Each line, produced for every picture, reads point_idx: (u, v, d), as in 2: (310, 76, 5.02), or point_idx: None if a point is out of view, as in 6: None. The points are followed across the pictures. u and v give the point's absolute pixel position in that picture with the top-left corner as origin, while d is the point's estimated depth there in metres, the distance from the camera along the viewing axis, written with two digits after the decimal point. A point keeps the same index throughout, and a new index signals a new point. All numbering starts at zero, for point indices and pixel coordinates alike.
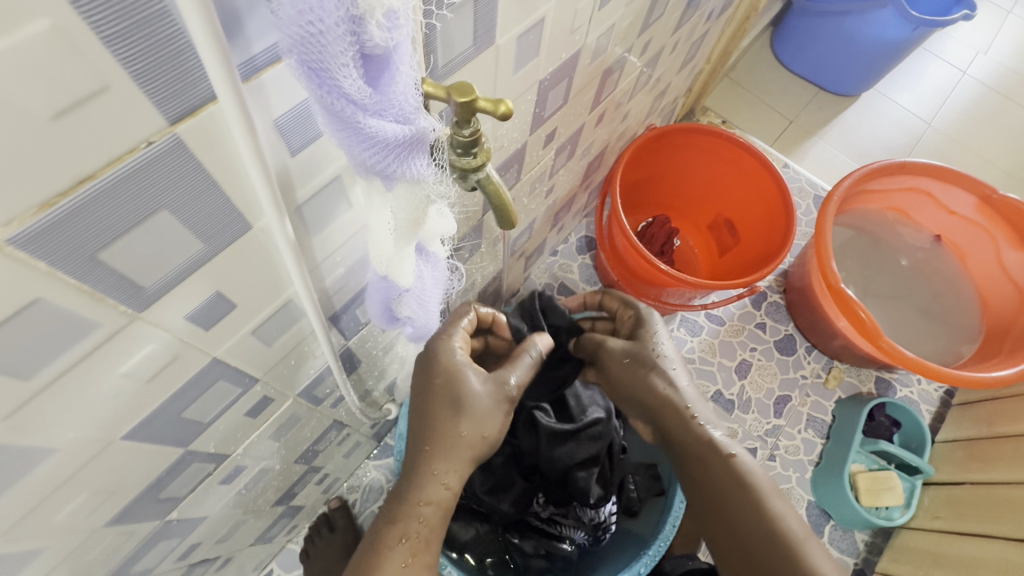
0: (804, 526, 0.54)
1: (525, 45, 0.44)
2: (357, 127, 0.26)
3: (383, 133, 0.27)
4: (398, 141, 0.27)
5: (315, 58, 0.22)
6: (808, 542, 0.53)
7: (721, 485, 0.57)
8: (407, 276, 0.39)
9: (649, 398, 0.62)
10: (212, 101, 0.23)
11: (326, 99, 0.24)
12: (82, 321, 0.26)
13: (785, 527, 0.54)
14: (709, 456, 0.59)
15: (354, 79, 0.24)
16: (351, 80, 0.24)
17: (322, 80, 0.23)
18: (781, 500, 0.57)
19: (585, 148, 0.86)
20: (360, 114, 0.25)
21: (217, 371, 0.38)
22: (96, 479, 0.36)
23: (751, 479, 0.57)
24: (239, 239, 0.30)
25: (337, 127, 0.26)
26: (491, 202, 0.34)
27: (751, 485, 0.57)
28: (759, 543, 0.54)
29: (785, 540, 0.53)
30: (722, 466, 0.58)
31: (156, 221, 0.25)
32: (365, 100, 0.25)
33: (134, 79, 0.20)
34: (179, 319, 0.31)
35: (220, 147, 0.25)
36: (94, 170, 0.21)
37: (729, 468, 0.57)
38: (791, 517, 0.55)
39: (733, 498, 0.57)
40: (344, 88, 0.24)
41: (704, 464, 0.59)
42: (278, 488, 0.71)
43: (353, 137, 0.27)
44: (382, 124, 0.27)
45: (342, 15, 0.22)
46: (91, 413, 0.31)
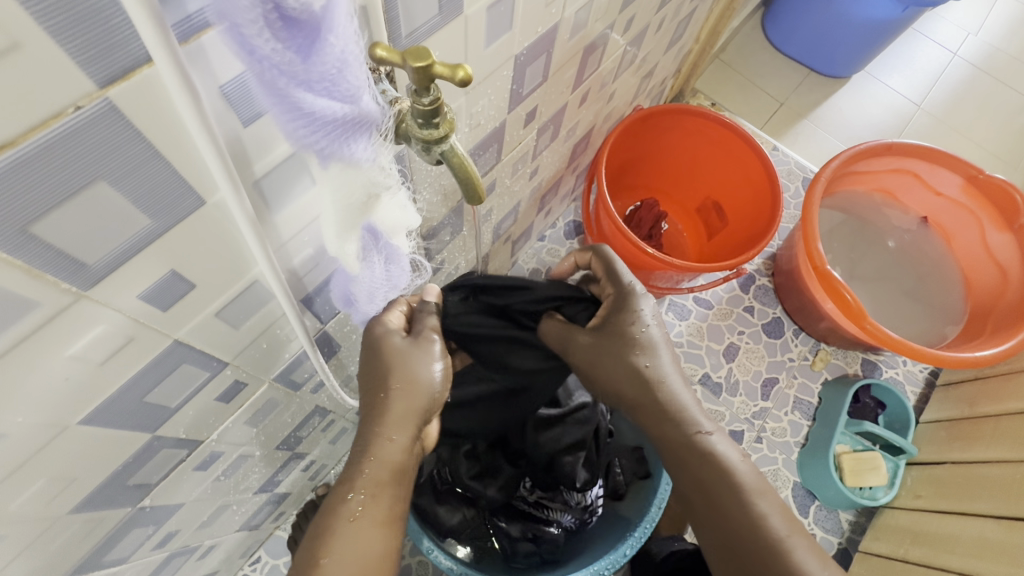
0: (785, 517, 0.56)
1: (497, 17, 0.43)
2: (285, 99, 0.25)
3: (313, 106, 0.26)
4: (330, 117, 0.27)
5: (233, 19, 0.22)
6: (793, 541, 0.55)
7: (709, 483, 0.58)
8: (354, 267, 0.39)
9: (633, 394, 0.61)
10: (146, 63, 0.22)
11: (250, 69, 0.24)
12: (19, 298, 0.24)
13: (771, 526, 0.55)
14: (695, 450, 0.59)
15: (277, 47, 0.23)
16: (274, 46, 0.23)
17: (243, 48, 0.23)
18: (771, 500, 0.58)
19: (569, 129, 0.84)
20: (287, 83, 0.25)
21: (181, 354, 0.37)
22: (55, 464, 0.35)
23: (733, 471, 0.58)
24: (191, 215, 0.29)
25: (266, 98, 0.25)
26: (456, 175, 0.33)
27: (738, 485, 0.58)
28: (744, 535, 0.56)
29: (769, 539, 0.55)
30: (706, 459, 0.59)
31: (93, 193, 0.24)
32: (293, 71, 0.24)
33: (50, 36, 0.19)
34: (130, 299, 0.30)
35: (160, 112, 0.23)
36: (15, 135, 0.20)
37: (717, 467, 0.58)
38: (774, 515, 0.56)
39: (720, 497, 0.58)
40: (266, 57, 0.23)
41: (691, 462, 0.60)
42: (260, 475, 0.70)
43: (283, 110, 0.26)
44: (313, 97, 0.26)
45: None
46: (38, 397, 0.30)
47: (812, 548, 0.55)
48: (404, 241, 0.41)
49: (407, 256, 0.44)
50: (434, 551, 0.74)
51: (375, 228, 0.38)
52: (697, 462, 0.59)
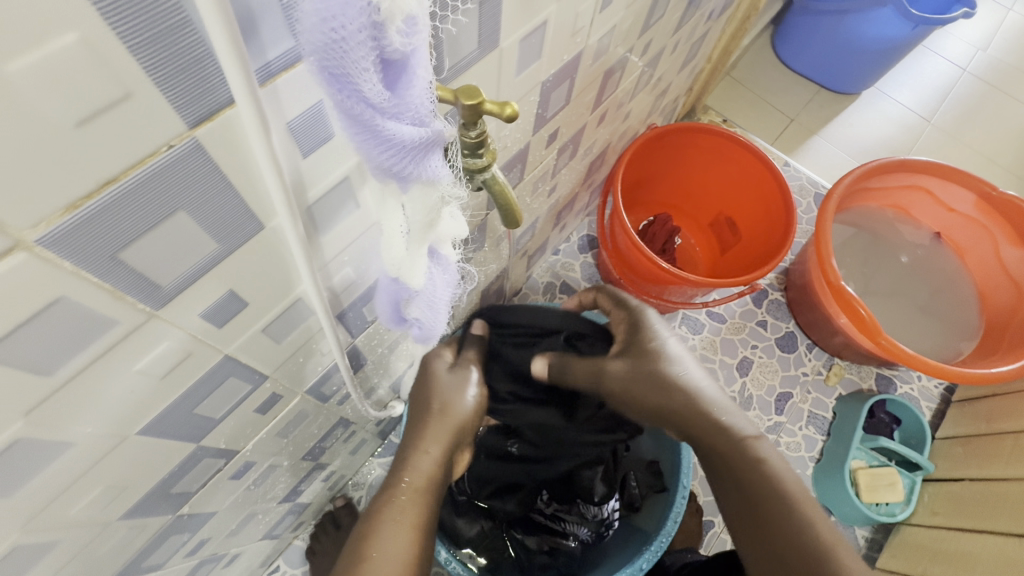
0: (838, 537, 0.52)
1: (528, 47, 0.45)
2: (375, 131, 0.26)
3: (399, 135, 0.27)
4: (413, 143, 0.27)
5: (337, 62, 0.22)
6: (842, 552, 0.51)
7: (754, 490, 0.55)
8: (418, 278, 0.39)
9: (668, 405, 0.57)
10: (229, 105, 0.24)
11: (345, 105, 0.24)
12: (103, 319, 0.26)
13: (818, 536, 0.52)
14: (744, 462, 0.56)
15: (373, 83, 0.24)
16: (371, 84, 0.24)
17: (343, 86, 0.23)
18: (815, 508, 0.54)
19: (586, 148, 0.87)
20: (376, 117, 0.25)
21: (229, 368, 0.39)
22: (110, 473, 0.37)
23: (785, 488, 0.54)
24: (252, 239, 0.31)
25: (354, 131, 0.26)
26: (497, 202, 0.35)
27: (784, 491, 0.54)
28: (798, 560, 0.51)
29: (819, 552, 0.51)
30: (756, 472, 0.56)
31: (174, 223, 0.26)
32: (383, 103, 0.25)
33: (155, 87, 0.21)
34: (193, 317, 0.32)
35: (235, 149, 0.25)
36: (117, 173, 0.22)
37: (761, 471, 0.55)
38: (821, 524, 0.53)
39: (766, 504, 0.54)
40: (363, 92, 0.24)
41: (736, 466, 0.56)
42: (285, 484, 0.72)
43: (370, 140, 0.27)
44: (399, 126, 0.26)
45: (365, 22, 0.22)
46: (107, 408, 0.32)
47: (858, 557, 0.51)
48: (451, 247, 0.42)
49: (455, 265, 0.46)
50: (452, 562, 0.74)
51: (433, 239, 0.38)
52: (739, 467, 0.56)
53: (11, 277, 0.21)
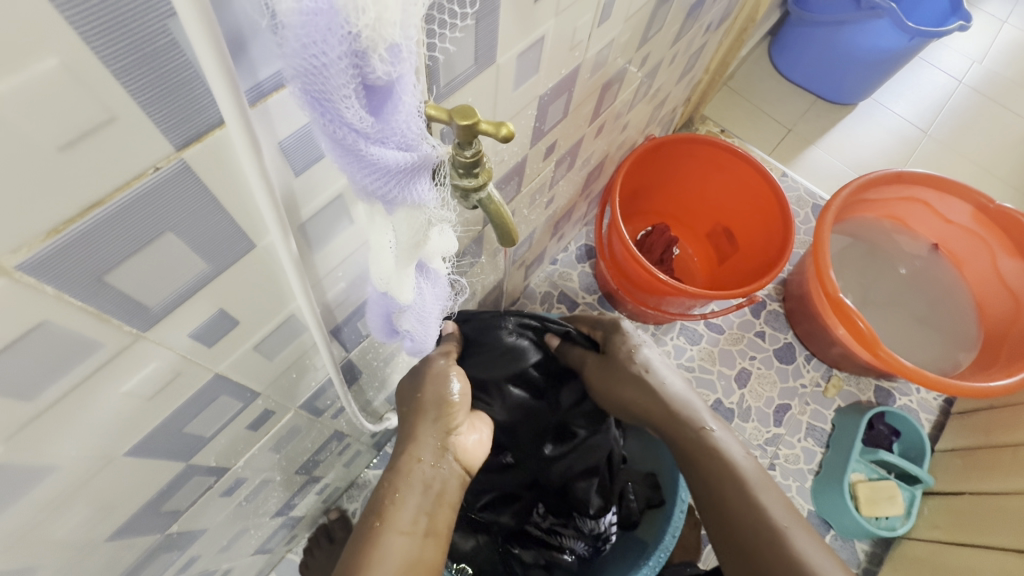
0: (791, 516, 0.56)
1: (525, 62, 0.45)
2: (357, 154, 0.26)
3: (383, 159, 0.26)
4: (398, 167, 0.27)
5: (318, 89, 0.22)
6: (793, 532, 0.55)
7: (716, 480, 0.60)
8: (407, 293, 0.39)
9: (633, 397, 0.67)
10: (218, 126, 0.23)
11: (327, 129, 0.24)
12: (87, 341, 0.26)
13: (773, 518, 0.56)
14: (704, 453, 0.62)
15: (355, 109, 0.24)
16: (352, 111, 0.24)
17: (323, 111, 0.23)
18: (775, 495, 0.58)
19: (584, 159, 0.86)
20: (359, 141, 0.25)
21: (219, 386, 0.39)
22: (96, 494, 0.36)
23: (741, 471, 0.59)
24: (243, 258, 0.31)
25: (337, 153, 0.26)
26: (492, 221, 0.34)
27: (744, 480, 0.59)
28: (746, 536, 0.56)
29: (772, 530, 0.55)
30: (716, 462, 0.61)
31: (161, 244, 0.25)
32: (366, 128, 0.25)
33: (141, 110, 0.20)
34: (182, 337, 0.31)
35: (225, 169, 0.25)
36: (102, 196, 0.21)
37: (722, 462, 0.60)
38: (778, 508, 0.56)
39: (727, 492, 0.59)
40: (345, 118, 0.24)
41: (698, 457, 0.62)
42: (278, 498, 0.70)
43: (353, 162, 0.26)
44: (383, 150, 0.26)
45: (346, 49, 0.22)
46: (93, 430, 0.31)
47: (816, 538, 0.54)
48: (440, 262, 0.41)
49: (446, 279, 0.45)
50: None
51: (422, 256, 0.38)
52: (701, 457, 0.62)
53: None
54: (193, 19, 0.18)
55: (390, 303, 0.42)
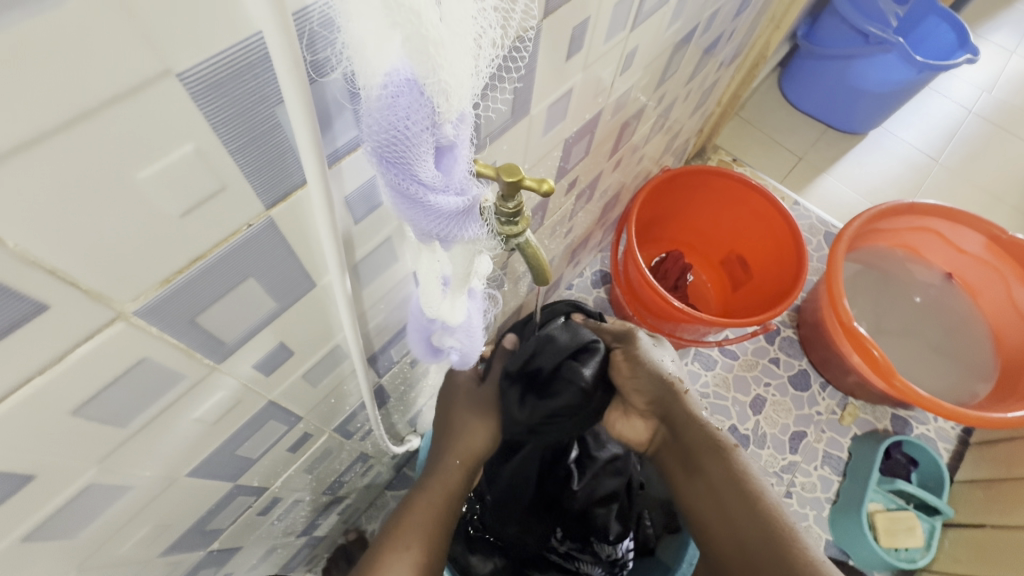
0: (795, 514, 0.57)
1: (555, 111, 0.48)
2: (423, 205, 0.29)
3: (444, 206, 0.29)
4: (455, 212, 0.30)
5: (395, 152, 0.25)
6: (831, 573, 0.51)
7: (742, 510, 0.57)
8: (458, 315, 0.41)
9: (659, 393, 0.64)
10: (300, 186, 0.26)
11: (398, 183, 0.27)
12: (175, 374, 0.29)
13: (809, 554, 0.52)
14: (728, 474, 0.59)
15: (424, 165, 0.27)
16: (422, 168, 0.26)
17: (398, 170, 0.26)
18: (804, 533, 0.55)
19: (602, 191, 0.90)
20: (424, 192, 0.28)
21: (270, 412, 0.41)
22: (157, 513, 0.38)
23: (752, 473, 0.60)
24: (304, 296, 0.34)
25: (402, 204, 0.28)
26: (529, 263, 0.37)
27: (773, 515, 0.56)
28: (756, 538, 0.55)
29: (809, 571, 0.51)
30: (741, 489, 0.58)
31: (243, 287, 0.28)
32: (431, 181, 0.28)
33: (246, 179, 0.23)
34: (247, 368, 0.34)
35: (301, 223, 0.28)
36: (205, 251, 0.24)
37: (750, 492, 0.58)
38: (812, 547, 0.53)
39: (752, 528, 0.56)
40: (415, 174, 0.26)
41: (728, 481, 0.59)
42: (305, 518, 0.73)
43: (417, 211, 0.29)
44: (443, 199, 0.29)
45: (422, 120, 0.24)
46: (164, 454, 0.34)
47: None
48: (480, 281, 0.44)
49: (482, 294, 0.47)
50: None
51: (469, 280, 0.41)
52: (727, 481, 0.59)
53: (107, 345, 0.24)
54: (298, 107, 0.21)
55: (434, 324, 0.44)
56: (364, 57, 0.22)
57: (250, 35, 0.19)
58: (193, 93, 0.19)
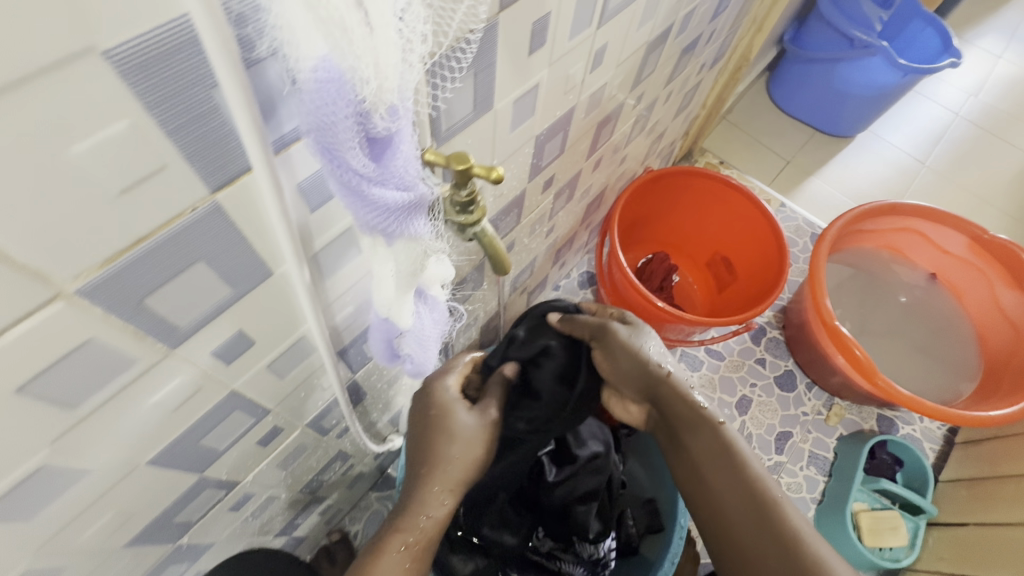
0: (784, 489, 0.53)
1: (522, 107, 0.49)
2: (363, 196, 0.30)
3: (385, 199, 0.30)
4: (397, 205, 0.31)
5: (329, 141, 0.26)
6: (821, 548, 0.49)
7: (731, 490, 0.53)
8: (407, 318, 0.42)
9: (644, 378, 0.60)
10: (246, 172, 0.27)
11: (336, 173, 0.28)
12: (126, 356, 0.29)
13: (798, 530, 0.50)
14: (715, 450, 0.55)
15: (359, 156, 0.28)
16: (357, 159, 0.28)
17: (332, 159, 0.27)
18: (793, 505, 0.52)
19: (584, 191, 0.91)
20: (364, 184, 0.29)
21: (234, 402, 0.42)
22: (118, 502, 0.39)
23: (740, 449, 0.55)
24: (261, 284, 0.34)
25: (344, 195, 0.30)
26: (486, 251, 0.38)
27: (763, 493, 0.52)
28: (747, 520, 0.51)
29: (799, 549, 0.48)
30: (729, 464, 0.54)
31: (193, 271, 0.29)
32: (369, 172, 0.29)
33: (186, 161, 0.24)
34: (204, 355, 0.35)
35: (251, 208, 0.29)
36: (148, 232, 0.25)
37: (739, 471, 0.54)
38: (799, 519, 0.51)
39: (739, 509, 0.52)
40: (351, 164, 0.28)
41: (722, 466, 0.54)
42: (282, 516, 0.73)
43: (358, 204, 0.30)
44: (384, 191, 0.30)
45: (352, 111, 0.26)
46: (120, 440, 0.34)
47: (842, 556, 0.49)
48: (438, 286, 0.45)
49: (443, 304, 0.49)
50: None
51: (421, 281, 0.42)
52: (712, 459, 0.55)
53: (47, 323, 0.24)
54: (232, 89, 0.22)
55: (391, 327, 0.45)
56: (294, 44, 0.23)
57: (178, 16, 0.20)
58: (122, 72, 0.20)
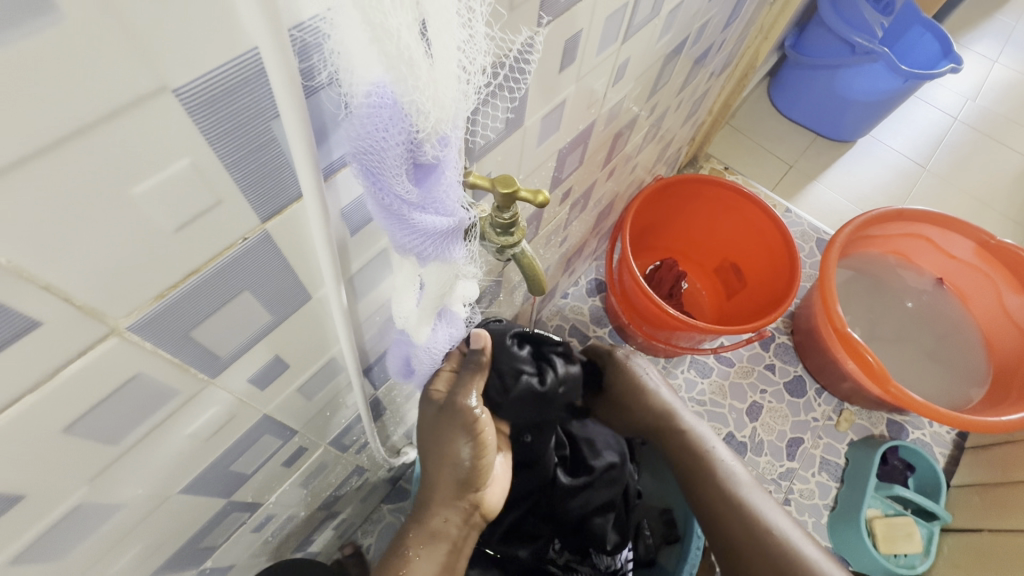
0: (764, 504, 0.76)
1: (549, 122, 0.49)
2: (402, 220, 0.29)
3: (424, 224, 0.30)
4: (436, 230, 0.31)
5: (374, 165, 0.26)
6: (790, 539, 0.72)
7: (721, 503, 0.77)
8: (422, 331, 0.42)
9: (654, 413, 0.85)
10: (295, 200, 0.26)
11: (377, 197, 0.28)
12: (168, 389, 0.29)
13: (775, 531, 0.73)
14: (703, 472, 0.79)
15: (403, 182, 0.27)
16: (401, 184, 0.27)
17: (375, 182, 0.27)
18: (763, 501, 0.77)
19: (596, 200, 0.90)
20: (404, 208, 0.29)
21: (264, 426, 0.41)
22: (148, 532, 0.38)
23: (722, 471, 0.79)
24: (300, 308, 0.34)
25: (384, 218, 0.29)
26: (525, 272, 0.38)
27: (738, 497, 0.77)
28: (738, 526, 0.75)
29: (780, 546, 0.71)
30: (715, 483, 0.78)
31: (238, 300, 0.28)
32: (411, 197, 0.28)
33: (240, 193, 0.23)
34: (241, 382, 0.34)
35: (297, 235, 0.28)
36: (199, 265, 0.24)
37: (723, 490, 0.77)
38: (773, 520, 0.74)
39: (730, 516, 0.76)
40: (394, 189, 0.27)
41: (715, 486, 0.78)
42: (299, 534, 0.72)
43: (397, 227, 0.30)
44: (425, 216, 0.30)
45: (402, 137, 0.26)
46: (155, 471, 0.33)
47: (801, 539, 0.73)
48: (460, 305, 0.44)
49: (461, 319, 0.47)
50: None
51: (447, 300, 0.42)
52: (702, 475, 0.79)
53: (99, 361, 0.23)
54: (294, 124, 0.21)
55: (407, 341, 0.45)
56: (350, 67, 0.22)
57: (246, 52, 0.19)
58: (189, 108, 0.19)
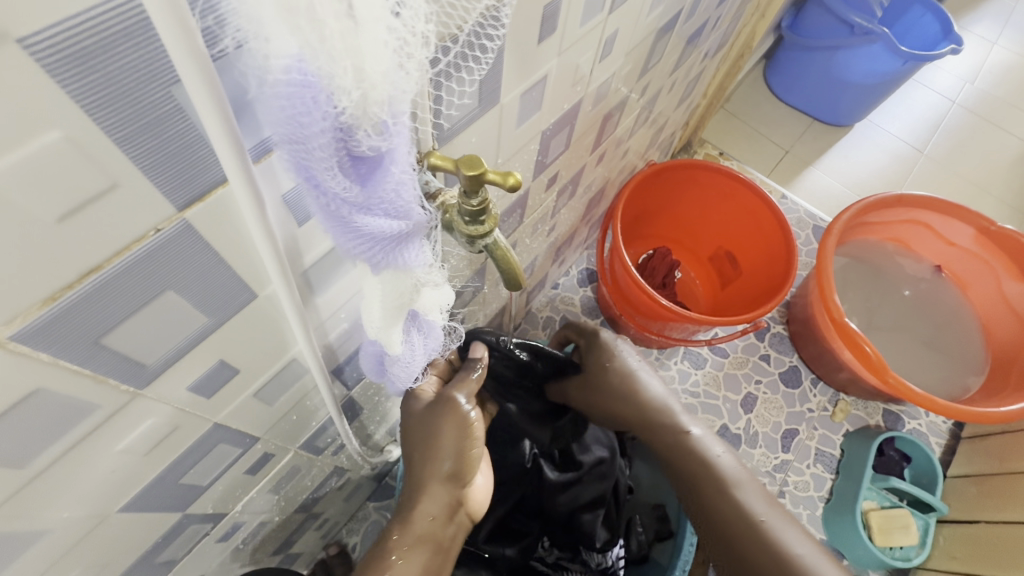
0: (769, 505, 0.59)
1: (529, 101, 0.45)
2: (344, 222, 0.26)
3: (368, 227, 0.26)
4: (384, 235, 0.27)
5: (300, 158, 0.22)
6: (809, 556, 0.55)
7: (716, 500, 0.61)
8: (396, 344, 0.38)
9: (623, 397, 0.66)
10: (221, 184, 0.22)
11: (313, 195, 0.24)
12: (83, 404, 0.25)
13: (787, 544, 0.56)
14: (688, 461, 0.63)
15: (338, 179, 0.24)
16: (336, 181, 0.24)
17: (306, 179, 0.23)
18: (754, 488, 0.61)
19: (586, 187, 0.86)
20: (344, 209, 0.25)
21: (218, 435, 0.37)
22: (88, 553, 0.35)
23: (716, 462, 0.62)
24: (244, 308, 0.30)
25: (325, 219, 0.26)
26: (498, 265, 0.34)
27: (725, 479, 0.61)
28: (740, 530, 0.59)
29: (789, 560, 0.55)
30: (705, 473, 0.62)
31: (162, 301, 0.25)
32: (351, 197, 0.25)
33: (142, 175, 0.20)
34: (180, 391, 0.30)
35: (228, 225, 0.24)
36: (101, 261, 0.21)
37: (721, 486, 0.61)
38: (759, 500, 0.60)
39: (735, 524, 0.59)
40: (328, 187, 0.24)
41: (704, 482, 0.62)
42: (275, 538, 0.68)
43: (340, 230, 0.26)
44: (369, 219, 0.26)
45: (330, 127, 0.22)
46: (84, 492, 0.30)
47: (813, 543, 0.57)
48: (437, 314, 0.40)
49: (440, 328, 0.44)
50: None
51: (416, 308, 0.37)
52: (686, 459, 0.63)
53: None
54: (196, 87, 0.17)
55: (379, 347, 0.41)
56: (261, 37, 0.19)
57: None
58: (49, 67, 0.15)
